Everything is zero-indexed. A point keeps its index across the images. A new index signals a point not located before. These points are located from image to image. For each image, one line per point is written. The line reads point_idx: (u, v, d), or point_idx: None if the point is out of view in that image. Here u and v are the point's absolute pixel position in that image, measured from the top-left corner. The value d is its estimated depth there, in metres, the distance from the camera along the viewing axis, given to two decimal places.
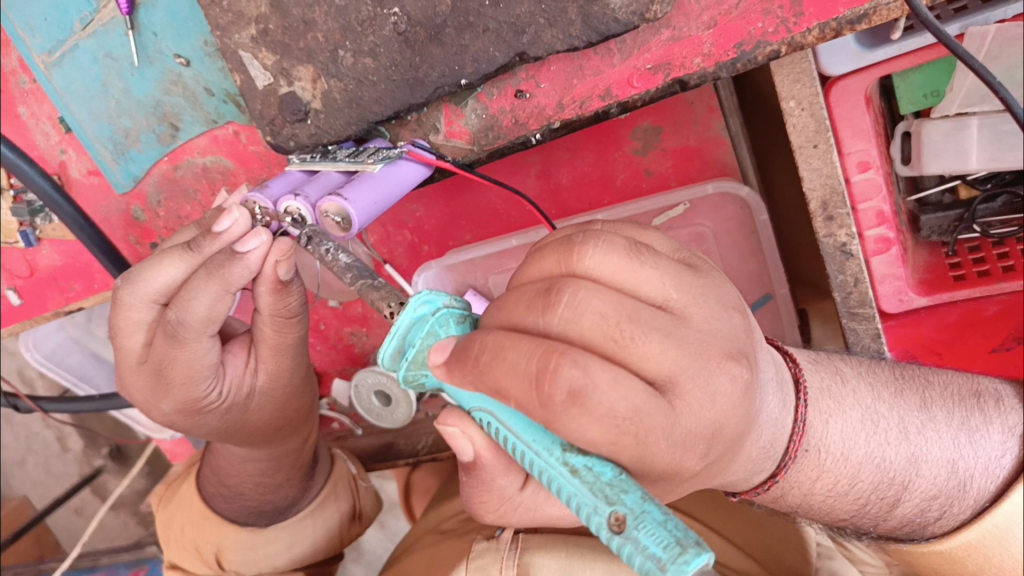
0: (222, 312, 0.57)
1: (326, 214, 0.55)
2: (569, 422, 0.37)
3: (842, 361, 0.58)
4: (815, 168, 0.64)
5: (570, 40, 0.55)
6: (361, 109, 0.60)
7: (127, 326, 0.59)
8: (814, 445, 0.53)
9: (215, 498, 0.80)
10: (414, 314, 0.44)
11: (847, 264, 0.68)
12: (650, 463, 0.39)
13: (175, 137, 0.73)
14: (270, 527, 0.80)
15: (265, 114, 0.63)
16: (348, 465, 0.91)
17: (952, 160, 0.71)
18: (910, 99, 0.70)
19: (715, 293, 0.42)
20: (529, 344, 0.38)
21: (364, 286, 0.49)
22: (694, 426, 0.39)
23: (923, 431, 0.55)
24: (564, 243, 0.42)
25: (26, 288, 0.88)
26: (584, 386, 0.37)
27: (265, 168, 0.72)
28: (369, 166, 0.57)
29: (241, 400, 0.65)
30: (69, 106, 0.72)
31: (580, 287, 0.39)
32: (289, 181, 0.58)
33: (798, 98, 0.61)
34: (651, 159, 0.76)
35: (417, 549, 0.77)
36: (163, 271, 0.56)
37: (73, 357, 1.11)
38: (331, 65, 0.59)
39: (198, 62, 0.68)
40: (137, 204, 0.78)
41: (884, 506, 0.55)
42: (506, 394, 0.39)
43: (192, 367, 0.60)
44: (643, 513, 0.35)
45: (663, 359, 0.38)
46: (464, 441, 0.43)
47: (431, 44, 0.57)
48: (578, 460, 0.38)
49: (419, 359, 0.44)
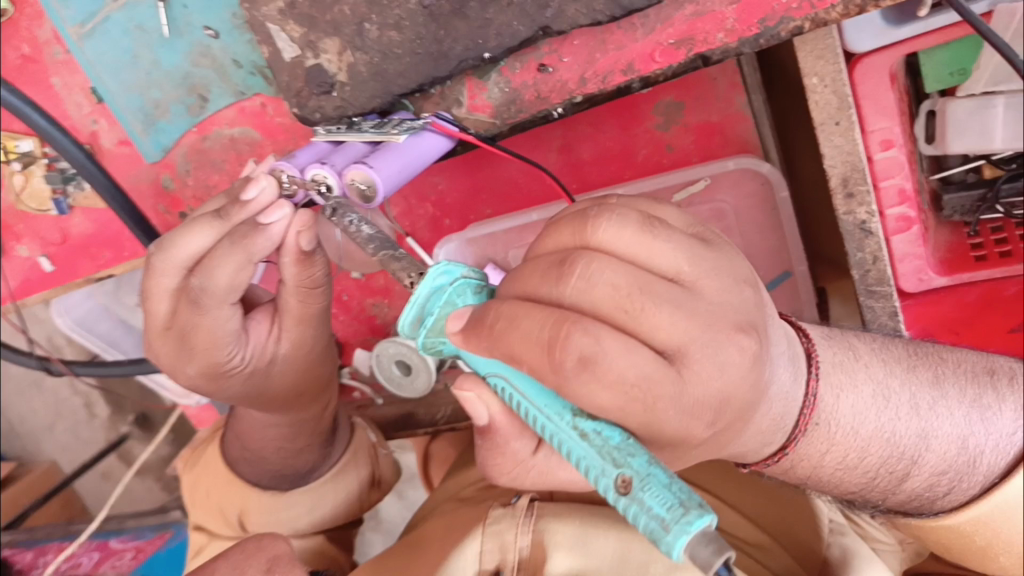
0: (244, 281, 0.59)
1: (352, 182, 0.56)
2: (580, 388, 0.38)
3: (855, 337, 0.58)
4: (836, 146, 0.64)
5: (594, 15, 0.56)
6: (385, 82, 0.61)
7: (157, 292, 0.60)
8: (825, 419, 0.54)
9: (238, 462, 0.83)
10: (433, 285, 0.46)
11: (865, 242, 0.68)
12: (658, 430, 0.40)
13: (203, 108, 0.74)
14: (291, 492, 0.82)
15: (292, 86, 0.64)
16: (369, 434, 0.92)
17: (976, 138, 0.70)
18: (935, 75, 0.69)
19: (727, 266, 0.43)
20: (543, 313, 0.40)
21: (386, 257, 0.50)
22: (702, 395, 0.40)
23: (935, 407, 0.56)
24: (580, 216, 0.43)
25: (58, 256, 0.90)
26: (595, 352, 0.38)
27: (291, 140, 0.74)
28: (394, 137, 0.58)
29: (264, 366, 0.67)
30: (100, 78, 0.73)
31: (594, 259, 0.40)
32: (314, 151, 0.60)
33: (820, 75, 0.61)
34: (672, 135, 0.76)
35: (433, 515, 0.79)
36: (191, 238, 0.57)
37: (102, 325, 1.14)
38: (356, 38, 0.60)
39: (226, 34, 0.69)
40: (166, 173, 0.80)
41: (894, 479, 0.56)
42: (520, 359, 0.40)
43: (215, 333, 0.61)
44: (649, 476, 0.36)
45: (672, 330, 0.39)
46: (480, 406, 0.45)
47: (456, 18, 0.57)
48: (588, 424, 0.39)
49: (437, 327, 0.45)
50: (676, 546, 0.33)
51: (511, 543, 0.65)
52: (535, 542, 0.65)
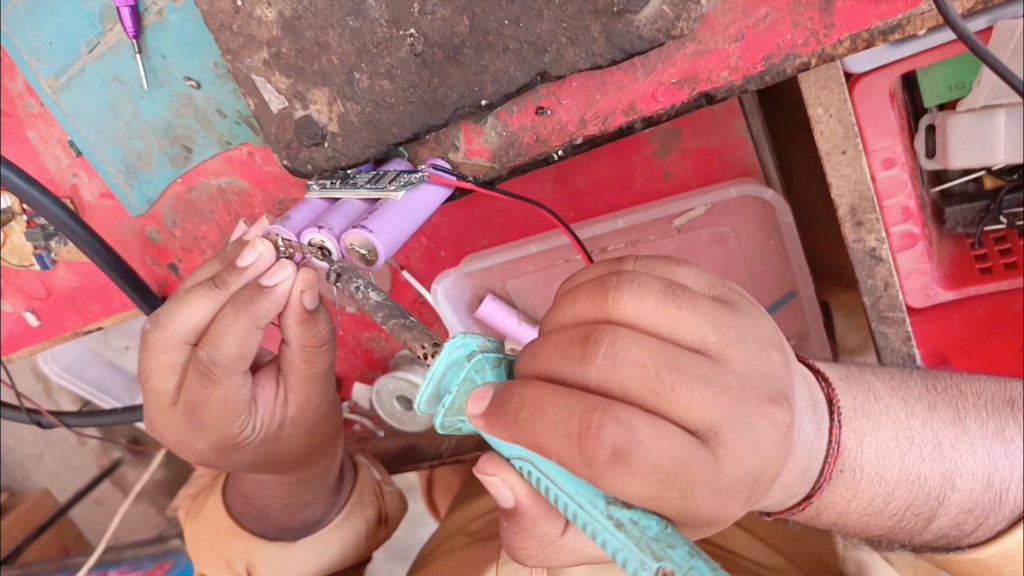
0: (252, 348, 0.56)
1: (350, 247, 0.53)
2: (612, 480, 0.37)
3: (874, 376, 0.57)
4: (843, 175, 0.62)
5: (593, 59, 0.53)
6: (378, 131, 0.59)
7: (159, 368, 0.57)
8: (849, 465, 0.52)
9: (243, 516, 0.81)
10: (449, 357, 0.44)
11: (876, 269, 0.66)
12: (694, 514, 0.38)
13: (188, 159, 0.71)
14: (298, 541, 0.81)
15: (281, 138, 0.61)
16: (373, 472, 0.91)
17: (979, 156, 0.70)
18: (934, 90, 0.70)
19: (753, 331, 0.42)
20: (570, 400, 0.38)
21: (396, 325, 0.49)
22: (737, 473, 0.39)
23: (957, 445, 0.54)
24: (598, 285, 0.42)
25: (44, 309, 0.87)
26: (627, 443, 0.36)
27: (281, 189, 0.70)
28: (392, 194, 0.56)
29: (273, 431, 0.63)
30: (78, 130, 0.71)
31: (617, 336, 0.39)
32: (310, 211, 0.57)
33: (825, 105, 0.60)
34: (671, 161, 0.76)
35: (444, 553, 0.79)
36: (189, 312, 0.55)
37: (90, 368, 1.12)
38: (347, 87, 0.58)
39: (208, 83, 0.66)
40: (153, 225, 0.76)
41: (920, 521, 0.54)
42: (548, 450, 0.38)
43: (227, 404, 0.57)
44: (692, 569, 0.35)
45: (703, 409, 0.38)
46: (505, 490, 0.43)
47: (450, 65, 0.55)
48: (623, 513, 0.38)
49: (456, 405, 0.43)
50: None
51: None
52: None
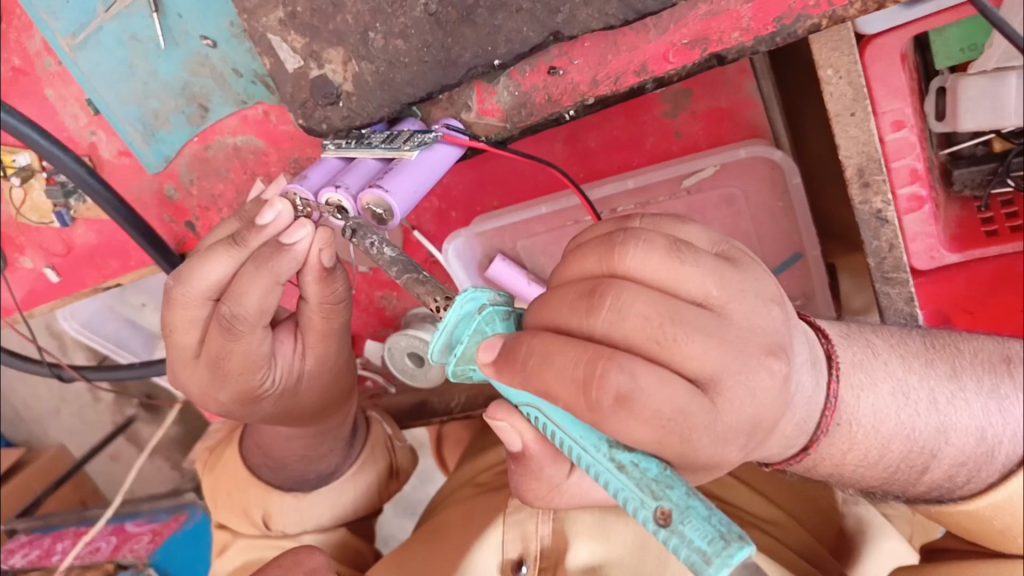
0: (272, 303, 0.58)
1: (366, 206, 0.55)
2: (616, 424, 0.38)
3: (874, 333, 0.58)
4: (851, 136, 0.63)
5: (607, 19, 0.54)
6: (392, 91, 0.60)
7: (182, 324, 0.59)
8: (846, 419, 0.54)
9: (261, 468, 0.84)
10: (461, 311, 0.45)
11: (882, 230, 0.68)
12: (693, 458, 0.40)
13: (204, 118, 0.72)
14: (314, 492, 0.83)
15: (296, 97, 0.62)
16: (385, 426, 0.93)
17: (990, 117, 0.70)
18: (946, 52, 0.71)
19: (754, 287, 0.43)
20: (576, 348, 0.40)
21: (410, 280, 0.50)
22: (735, 421, 0.40)
23: (952, 400, 0.56)
24: (605, 242, 0.43)
25: (64, 266, 0.89)
26: (631, 390, 0.38)
27: (296, 148, 0.71)
28: (406, 154, 0.57)
29: (292, 384, 0.65)
30: (96, 89, 0.71)
31: (621, 290, 0.40)
32: (326, 169, 0.59)
33: (835, 66, 0.60)
34: (681, 121, 0.76)
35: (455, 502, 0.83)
36: (211, 268, 0.56)
37: (108, 324, 1.15)
38: (361, 47, 0.59)
39: (224, 43, 0.67)
40: (170, 183, 0.78)
41: (913, 473, 0.56)
42: (555, 396, 0.40)
43: (250, 357, 0.60)
44: (688, 508, 0.36)
45: (704, 358, 0.40)
46: (513, 434, 0.45)
47: (464, 24, 0.56)
48: (625, 456, 0.40)
49: (467, 355, 0.45)
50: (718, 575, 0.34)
51: (532, 532, 0.69)
52: (556, 531, 0.69)
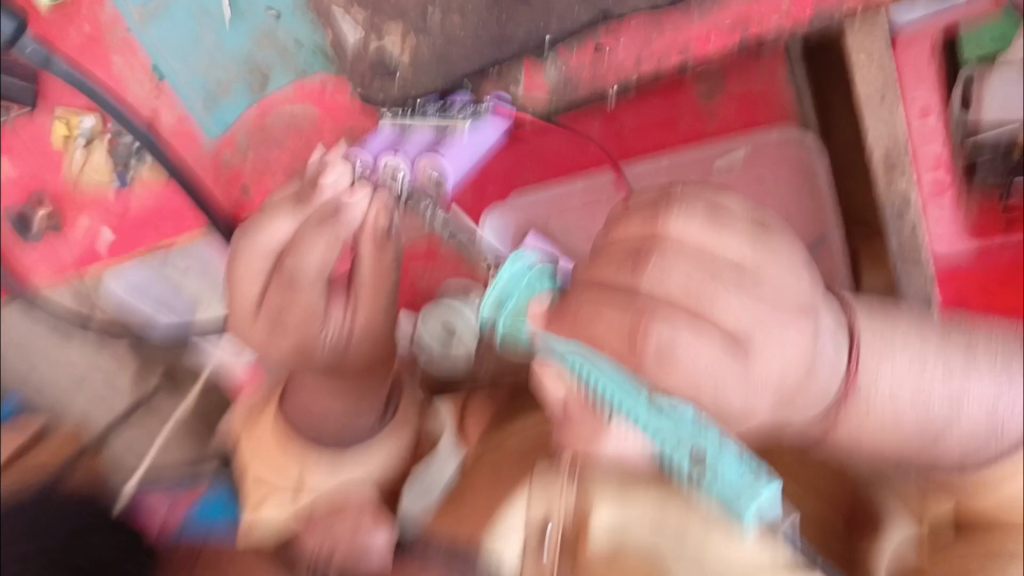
0: (333, 261, 0.61)
1: (424, 173, 0.63)
2: (657, 372, 0.42)
3: (892, 309, 0.60)
4: (882, 120, 0.66)
5: (653, 0, 0.59)
6: (447, 65, 0.64)
7: (247, 275, 0.61)
8: (864, 389, 0.57)
9: (302, 429, 0.85)
10: (511, 271, 0.50)
11: (907, 210, 0.70)
12: (727, 408, 0.44)
13: (264, 87, 0.77)
14: (348, 452, 0.86)
15: (356, 69, 0.68)
16: (416, 393, 0.96)
17: (1017, 109, 0.72)
18: (976, 45, 0.73)
19: (785, 253, 0.46)
20: (620, 304, 0.43)
21: (462, 238, 0.58)
22: (766, 376, 0.44)
23: (969, 372, 0.58)
24: (650, 210, 0.46)
25: (121, 227, 0.95)
26: (671, 342, 0.41)
27: (350, 118, 0.75)
28: (457, 123, 0.64)
29: (343, 345, 0.65)
30: (165, 60, 0.76)
31: (665, 253, 0.44)
32: (384, 139, 0.64)
33: (868, 51, 0.64)
34: (716, 104, 0.81)
35: (480, 471, 0.86)
36: (274, 227, 0.60)
37: None
38: (420, 21, 0.63)
39: (289, 15, 0.71)
40: (227, 150, 0.82)
41: (926, 441, 0.59)
42: (602, 346, 0.43)
43: (308, 311, 0.62)
44: None
45: (739, 314, 0.43)
46: (558, 384, 0.49)
47: (520, 5, 0.61)
48: (665, 403, 0.44)
49: (517, 311, 0.49)
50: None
51: None
52: None
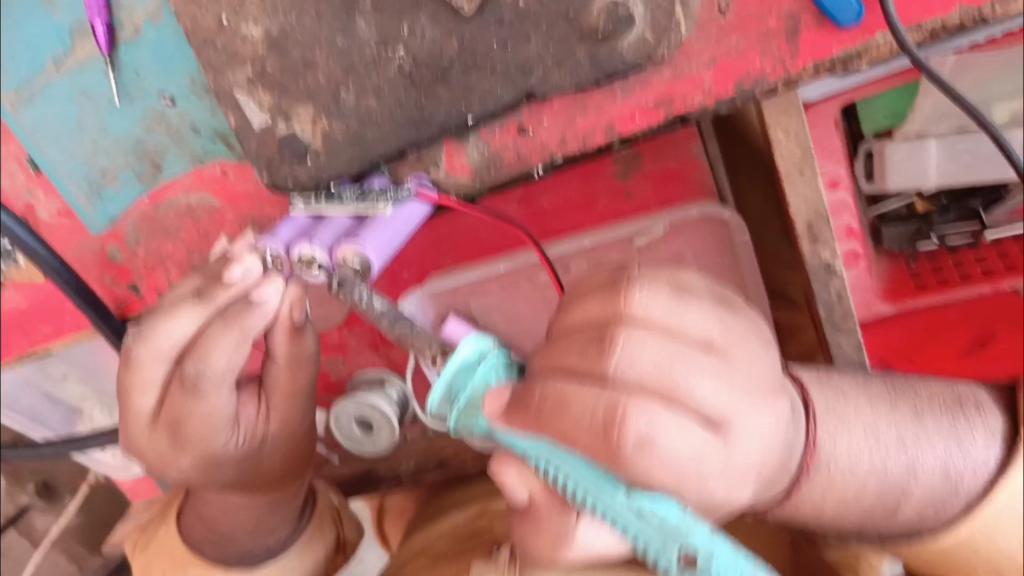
0: (240, 361, 0.56)
1: (344, 260, 0.54)
2: (635, 465, 0.40)
3: (841, 379, 0.61)
4: (801, 194, 0.66)
5: (578, 80, 0.56)
6: (363, 148, 0.60)
7: (141, 384, 0.57)
8: (824, 461, 0.57)
9: (201, 544, 0.77)
10: (461, 361, 0.48)
11: (830, 281, 0.71)
12: (709, 499, 0.43)
13: (157, 176, 0.70)
14: (257, 569, 0.76)
15: (261, 155, 0.61)
16: (332, 497, 0.88)
17: (915, 178, 0.77)
18: (874, 117, 0.78)
19: (751, 331, 0.47)
20: (591, 393, 0.42)
21: (405, 331, 0.52)
22: (744, 462, 0.44)
23: (918, 440, 0.58)
24: (609, 289, 0.45)
25: None
26: (650, 432, 0.40)
27: (255, 207, 0.70)
28: (379, 208, 0.57)
29: (255, 449, 0.63)
30: (39, 147, 0.69)
31: (631, 336, 0.43)
32: (296, 226, 0.58)
33: (784, 128, 0.64)
34: (633, 183, 0.79)
35: (408, 575, 0.80)
36: (175, 325, 0.55)
37: (26, 399, 1.05)
38: (332, 105, 0.59)
39: (185, 100, 0.66)
40: (114, 244, 0.74)
41: (887, 511, 0.59)
42: (572, 441, 0.42)
43: (210, 422, 0.58)
44: (713, 550, 0.40)
45: (712, 399, 0.43)
46: (519, 485, 0.47)
47: (439, 84, 0.57)
48: (645, 503, 0.41)
49: (472, 405, 0.47)
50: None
51: None
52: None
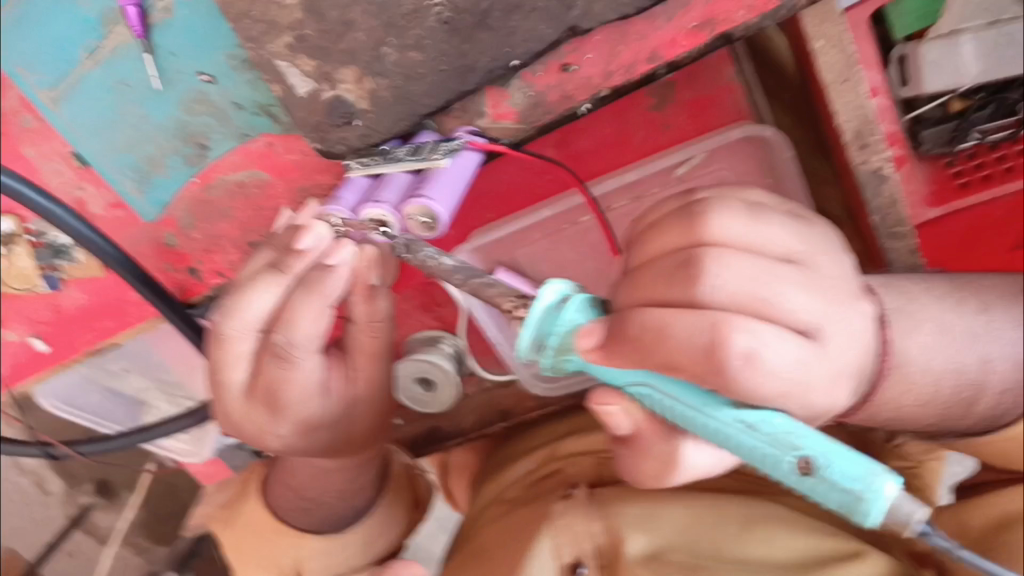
0: (325, 325, 0.59)
1: (410, 216, 0.58)
2: (741, 381, 0.41)
3: (906, 282, 0.61)
4: (848, 102, 0.68)
5: (621, 9, 0.56)
6: (410, 104, 0.61)
7: (232, 359, 0.59)
8: (900, 362, 0.57)
9: (290, 512, 0.79)
10: (546, 304, 0.46)
11: (881, 187, 0.74)
12: (810, 404, 0.45)
13: (204, 157, 0.71)
14: (347, 532, 0.79)
15: (310, 121, 0.63)
16: (405, 455, 0.91)
17: (951, 78, 0.68)
18: (904, 21, 0.71)
19: (825, 239, 0.48)
20: (690, 318, 0.42)
21: (480, 283, 0.51)
22: (838, 364, 0.45)
23: (988, 332, 0.59)
24: (683, 216, 0.46)
25: (52, 332, 0.86)
26: (754, 347, 0.41)
27: (305, 176, 0.71)
28: (438, 162, 0.58)
29: (346, 412, 0.64)
30: (82, 140, 0.70)
31: (719, 257, 0.43)
32: (358, 189, 0.61)
33: (826, 37, 0.65)
34: (669, 113, 0.78)
35: (486, 524, 0.81)
36: (258, 298, 0.57)
37: (91, 396, 1.08)
38: (375, 63, 0.59)
39: (224, 77, 0.65)
40: (168, 230, 0.76)
41: (963, 407, 0.59)
42: (678, 366, 0.42)
43: (305, 386, 0.59)
44: (828, 452, 0.39)
45: (805, 310, 0.44)
46: (623, 417, 0.48)
47: (479, 30, 0.57)
48: (751, 415, 0.42)
49: (563, 345, 0.45)
50: (874, 512, 0.38)
51: (583, 532, 0.69)
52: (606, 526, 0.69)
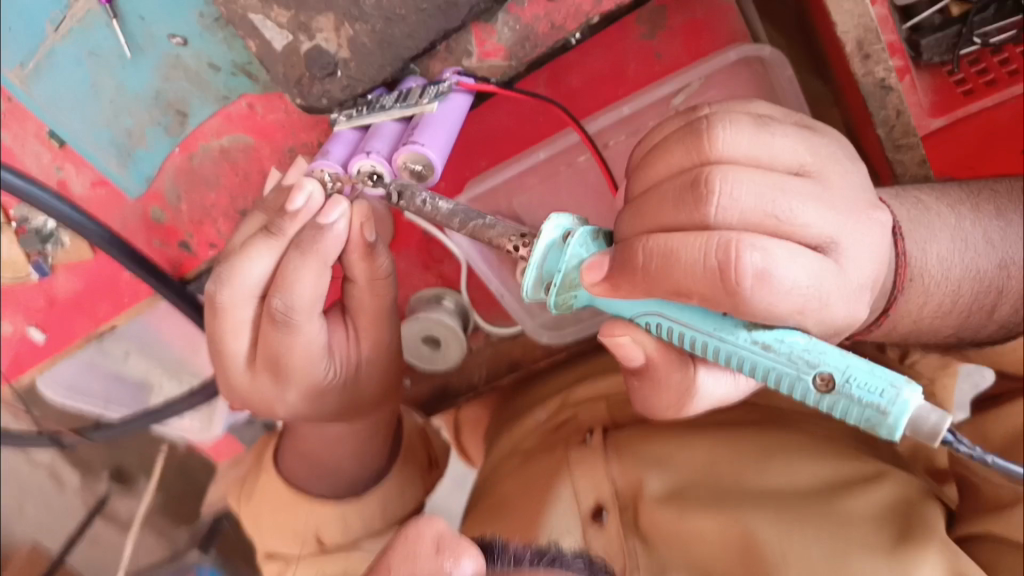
0: (325, 287, 0.56)
1: (404, 165, 0.55)
2: (757, 302, 0.39)
3: (919, 189, 0.59)
4: (846, 11, 0.64)
5: None
6: (393, 48, 0.58)
7: (233, 327, 0.57)
8: (918, 273, 0.55)
9: (306, 480, 0.78)
10: (549, 241, 0.45)
11: (887, 98, 0.70)
12: (831, 321, 0.43)
13: (184, 125, 0.68)
14: (366, 495, 0.78)
15: (290, 76, 0.60)
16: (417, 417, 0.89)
17: None
18: None
19: (838, 149, 0.47)
20: (698, 239, 0.40)
21: (478, 226, 0.50)
22: (858, 277, 0.44)
23: (1004, 236, 0.58)
24: (687, 136, 0.44)
25: (47, 322, 0.84)
26: (766, 265, 0.39)
27: (289, 136, 0.68)
28: (426, 107, 0.56)
29: (352, 373, 0.64)
30: (58, 119, 0.67)
31: (726, 175, 0.41)
32: (346, 142, 0.58)
33: None
34: (660, 42, 0.74)
35: (504, 477, 0.80)
36: (253, 263, 0.55)
37: (94, 383, 1.06)
38: (353, 8, 0.56)
39: (197, 38, 0.63)
40: (155, 204, 0.73)
41: (983, 313, 0.59)
42: (688, 292, 0.41)
43: (310, 349, 0.58)
44: (848, 369, 0.38)
45: (821, 223, 0.42)
46: (635, 348, 0.47)
47: None
48: (767, 335, 0.40)
49: (568, 282, 0.45)
50: (899, 425, 0.37)
51: (606, 475, 0.69)
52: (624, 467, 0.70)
